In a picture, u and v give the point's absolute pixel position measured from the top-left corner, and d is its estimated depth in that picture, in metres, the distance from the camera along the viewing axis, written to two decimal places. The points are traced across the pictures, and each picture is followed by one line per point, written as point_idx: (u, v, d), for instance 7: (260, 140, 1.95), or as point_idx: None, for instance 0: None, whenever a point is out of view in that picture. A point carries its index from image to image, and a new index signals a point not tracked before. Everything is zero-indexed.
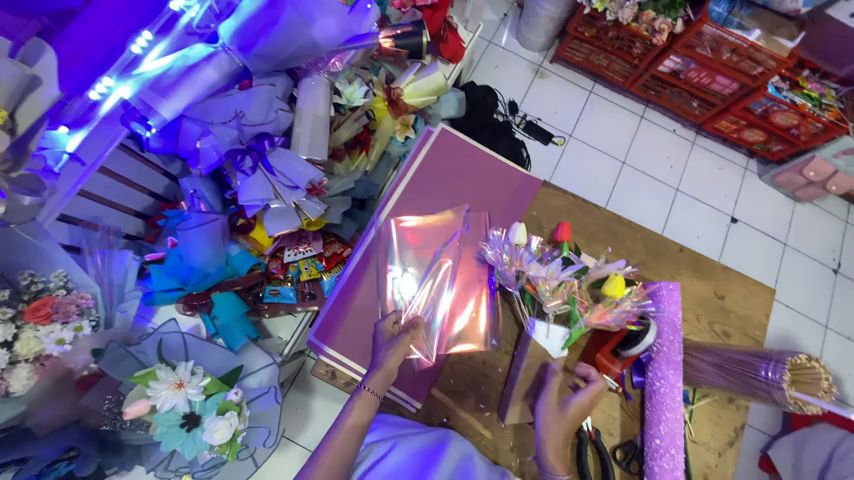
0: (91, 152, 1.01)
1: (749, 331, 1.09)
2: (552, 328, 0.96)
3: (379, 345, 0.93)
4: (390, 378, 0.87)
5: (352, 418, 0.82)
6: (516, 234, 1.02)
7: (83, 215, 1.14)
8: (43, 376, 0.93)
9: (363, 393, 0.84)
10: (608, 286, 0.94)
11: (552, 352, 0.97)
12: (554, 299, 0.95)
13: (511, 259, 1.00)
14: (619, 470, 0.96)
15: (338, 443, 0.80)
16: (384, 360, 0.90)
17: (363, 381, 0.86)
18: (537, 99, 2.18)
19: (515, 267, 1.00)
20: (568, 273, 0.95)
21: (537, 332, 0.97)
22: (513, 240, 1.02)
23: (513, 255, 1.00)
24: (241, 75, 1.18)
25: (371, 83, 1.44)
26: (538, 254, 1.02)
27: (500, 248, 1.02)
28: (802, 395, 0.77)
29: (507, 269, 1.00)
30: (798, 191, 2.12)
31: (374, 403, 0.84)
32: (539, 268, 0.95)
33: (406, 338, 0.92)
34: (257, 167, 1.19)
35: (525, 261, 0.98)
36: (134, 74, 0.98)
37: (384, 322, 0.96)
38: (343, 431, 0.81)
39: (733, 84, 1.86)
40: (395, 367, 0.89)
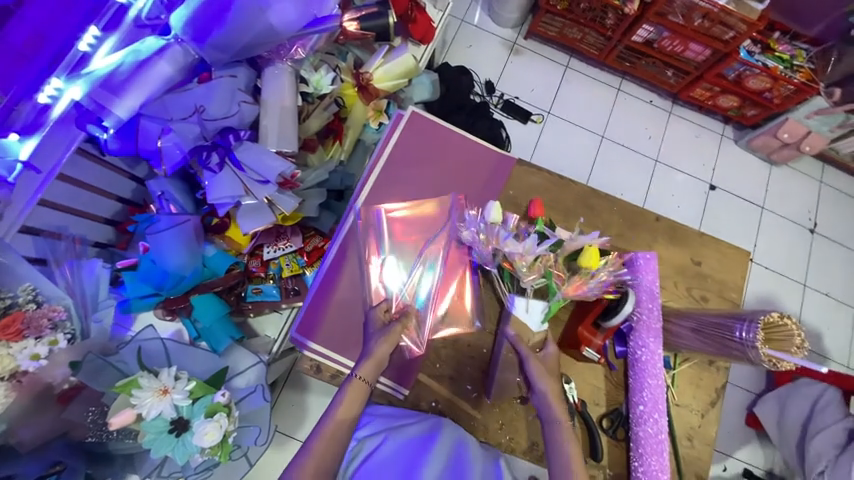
0: (47, 159, 0.96)
1: (726, 294, 1.12)
2: (531, 303, 0.97)
3: (370, 334, 0.93)
4: (380, 366, 0.87)
5: (341, 410, 0.80)
6: (492, 213, 1.00)
7: (45, 225, 1.09)
8: (21, 394, 0.89)
9: (354, 382, 0.83)
10: (583, 257, 0.94)
11: (532, 326, 0.96)
12: (531, 274, 0.96)
13: (488, 238, 1.00)
14: (606, 438, 0.98)
15: (329, 432, 0.77)
16: (375, 348, 0.89)
17: (353, 370, 0.84)
18: (513, 77, 2.15)
19: (491, 245, 1.00)
20: (543, 247, 0.95)
21: (517, 307, 0.97)
22: (489, 218, 1.00)
23: (489, 232, 1.00)
24: (199, 68, 1.14)
25: (338, 69, 1.39)
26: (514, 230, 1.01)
27: (476, 227, 1.01)
28: (776, 352, 0.79)
29: (484, 247, 1.00)
30: (773, 154, 2.15)
31: (365, 391, 0.83)
32: (515, 245, 0.95)
33: (398, 327, 0.92)
34: (224, 163, 1.15)
35: (501, 239, 0.97)
36: (83, 73, 0.94)
37: (375, 311, 0.96)
38: (336, 420, 0.79)
39: (706, 51, 1.86)
40: (385, 355, 0.88)
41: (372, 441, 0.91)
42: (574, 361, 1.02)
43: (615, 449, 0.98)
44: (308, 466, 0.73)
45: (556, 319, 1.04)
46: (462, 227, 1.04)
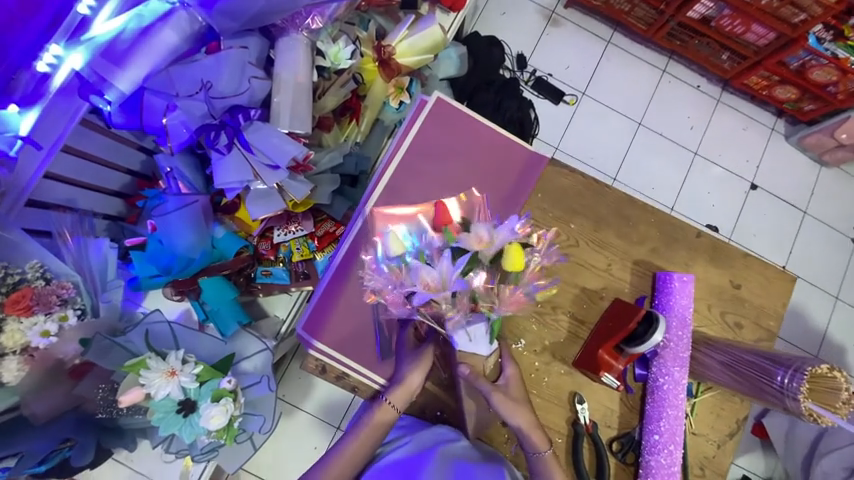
0: (46, 134, 0.90)
1: (763, 322, 1.08)
2: (472, 331, 0.86)
3: (403, 355, 0.95)
4: (411, 392, 0.90)
5: (368, 428, 0.86)
6: (391, 246, 0.82)
7: (54, 199, 1.06)
8: (34, 367, 0.91)
9: (383, 405, 0.88)
10: (504, 260, 0.77)
11: (482, 353, 0.87)
12: (462, 302, 0.81)
13: (397, 273, 0.82)
14: (614, 461, 0.98)
15: (360, 439, 0.85)
16: (408, 374, 0.92)
17: (385, 393, 0.89)
18: (547, 52, 1.96)
19: (402, 280, 0.81)
20: (460, 270, 0.78)
21: (459, 342, 0.87)
22: (390, 252, 0.83)
23: (396, 270, 0.82)
24: (209, 37, 1.03)
25: (358, 41, 1.28)
26: (425, 256, 0.81)
27: (382, 266, 0.84)
28: (817, 407, 0.80)
29: (399, 291, 0.83)
30: (826, 154, 1.95)
31: (393, 414, 0.88)
32: (427, 273, 0.77)
33: (430, 349, 0.93)
34: (233, 144, 1.08)
35: (411, 274, 0.79)
36: (83, 38, 0.86)
37: (407, 333, 0.96)
38: (368, 430, 0.86)
39: (769, 34, 1.65)
40: (418, 384, 0.91)
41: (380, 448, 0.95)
42: (590, 382, 1.00)
43: (622, 472, 0.98)
44: (333, 468, 0.82)
45: (574, 336, 1.02)
46: (370, 274, 0.86)
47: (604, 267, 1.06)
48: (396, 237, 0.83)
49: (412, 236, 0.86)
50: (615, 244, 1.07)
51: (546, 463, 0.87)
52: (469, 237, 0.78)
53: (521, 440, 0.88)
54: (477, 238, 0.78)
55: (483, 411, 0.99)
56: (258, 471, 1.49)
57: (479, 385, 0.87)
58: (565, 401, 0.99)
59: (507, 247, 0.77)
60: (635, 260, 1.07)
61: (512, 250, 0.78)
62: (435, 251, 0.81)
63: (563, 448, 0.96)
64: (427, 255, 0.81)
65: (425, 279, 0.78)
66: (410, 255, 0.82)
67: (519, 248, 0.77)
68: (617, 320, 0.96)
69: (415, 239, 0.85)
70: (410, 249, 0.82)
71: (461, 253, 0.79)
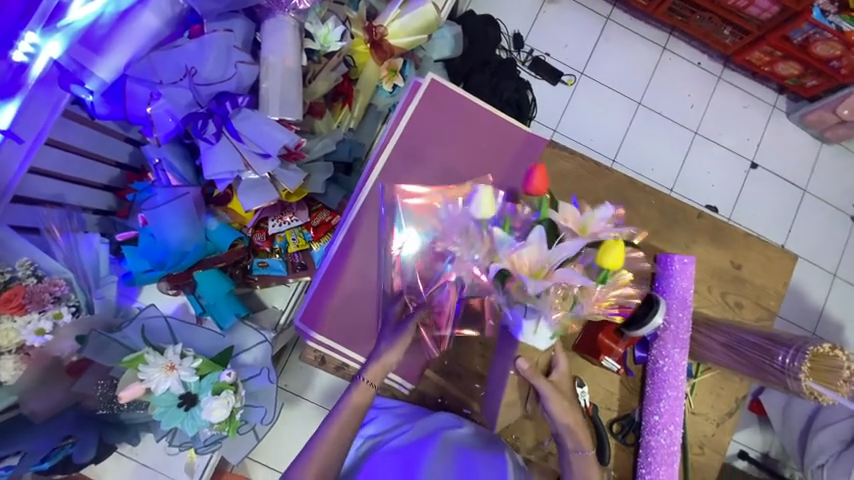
0: (29, 127, 0.86)
1: (763, 301, 1.08)
2: (541, 325, 0.80)
3: (384, 333, 0.89)
4: (388, 369, 0.84)
5: (348, 410, 0.79)
6: (479, 207, 0.80)
7: (41, 194, 1.02)
8: (31, 365, 0.90)
9: (361, 385, 0.81)
10: (607, 256, 0.75)
11: (540, 346, 0.82)
12: (555, 303, 0.76)
13: (478, 240, 0.81)
14: (614, 441, 1.00)
15: (341, 421, 0.78)
16: (385, 351, 0.85)
17: (361, 372, 0.82)
18: (545, 30, 1.90)
19: (486, 247, 0.80)
20: (559, 255, 0.74)
21: (524, 331, 0.81)
22: (477, 213, 0.80)
23: (482, 235, 0.80)
24: (191, 19, 1.01)
25: (348, 22, 1.23)
26: (510, 229, 0.80)
27: (461, 227, 0.83)
28: (817, 386, 0.80)
29: (480, 260, 0.80)
30: (827, 131, 1.92)
31: (370, 393, 0.81)
32: (520, 254, 0.74)
33: (410, 329, 0.86)
34: (221, 132, 1.05)
35: (500, 245, 0.77)
36: (61, 25, 0.83)
37: (395, 306, 0.92)
38: (345, 414, 0.79)
39: (774, 7, 1.61)
40: (395, 360, 0.85)
41: (381, 437, 0.96)
42: (589, 364, 1.01)
43: (621, 453, 1.01)
44: (316, 460, 0.75)
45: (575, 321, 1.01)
46: (447, 233, 0.84)
47: None
48: (488, 198, 0.80)
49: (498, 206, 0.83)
50: None
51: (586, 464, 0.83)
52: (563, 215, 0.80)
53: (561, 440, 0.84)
54: (572, 223, 0.79)
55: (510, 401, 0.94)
56: (264, 459, 1.51)
57: (538, 385, 0.84)
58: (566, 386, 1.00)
59: (610, 242, 0.75)
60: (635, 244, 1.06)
61: (614, 246, 0.75)
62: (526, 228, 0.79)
63: None
64: (513, 226, 0.80)
65: (515, 257, 0.76)
66: (494, 224, 0.81)
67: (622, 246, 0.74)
68: None
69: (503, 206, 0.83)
70: (497, 214, 0.81)
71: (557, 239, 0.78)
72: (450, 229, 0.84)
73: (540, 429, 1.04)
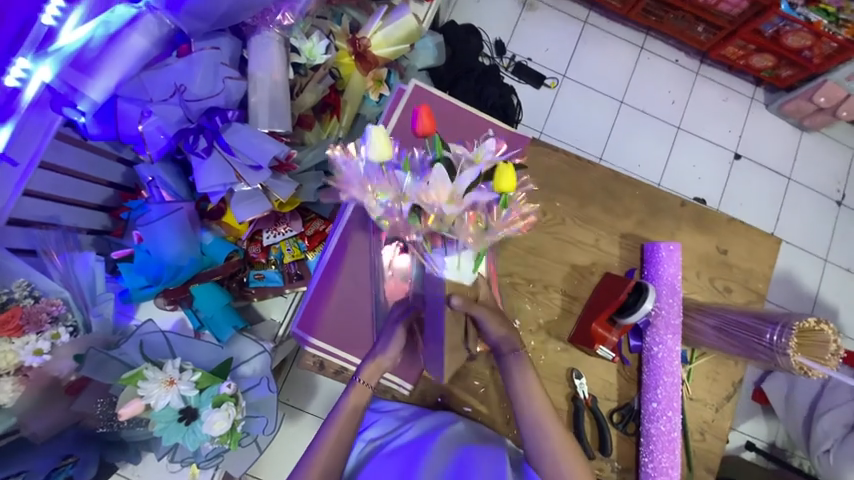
0: (23, 149, 0.89)
1: (752, 284, 1.10)
2: (461, 258, 0.83)
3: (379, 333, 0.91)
4: (383, 368, 0.85)
5: (346, 410, 0.80)
6: (374, 151, 0.72)
7: (35, 216, 1.03)
8: (29, 387, 0.89)
9: (357, 385, 0.83)
10: (500, 181, 0.71)
11: (467, 281, 0.84)
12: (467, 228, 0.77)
13: (378, 188, 0.77)
14: (615, 431, 1.00)
15: (340, 422, 0.79)
16: (382, 350, 0.87)
17: (357, 373, 0.84)
18: (525, 36, 1.95)
19: (388, 192, 0.77)
20: (462, 187, 0.72)
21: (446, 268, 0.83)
22: (373, 157, 0.72)
23: (383, 183, 0.76)
24: (178, 39, 1.04)
25: (331, 36, 1.28)
26: (406, 166, 0.77)
27: (360, 177, 0.78)
28: (805, 360, 0.83)
29: (391, 204, 0.78)
30: (806, 119, 1.97)
31: (367, 393, 0.83)
32: (430, 188, 0.72)
33: (402, 328, 0.88)
34: (212, 146, 1.07)
35: (407, 185, 0.75)
36: (51, 50, 0.85)
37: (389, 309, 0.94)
38: (344, 416, 0.80)
39: (743, 3, 1.67)
40: (390, 359, 0.87)
41: (381, 441, 0.94)
42: (586, 356, 1.03)
43: (624, 443, 1.01)
44: (318, 461, 0.76)
45: (567, 313, 1.04)
46: (346, 185, 0.80)
47: (592, 242, 1.08)
48: (381, 139, 0.71)
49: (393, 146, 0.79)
50: (602, 220, 1.09)
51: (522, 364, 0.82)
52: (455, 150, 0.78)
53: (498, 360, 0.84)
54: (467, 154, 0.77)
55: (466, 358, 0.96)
56: (268, 475, 1.50)
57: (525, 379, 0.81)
58: (564, 377, 1.01)
59: (500, 166, 0.71)
60: (622, 234, 1.08)
61: (506, 169, 0.72)
62: (425, 167, 0.77)
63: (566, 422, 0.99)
64: (413, 168, 0.77)
65: (423, 196, 0.74)
66: (395, 167, 0.76)
67: (512, 166, 0.70)
68: (610, 290, 0.99)
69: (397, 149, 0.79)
70: (393, 157, 0.76)
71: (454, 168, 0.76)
72: (350, 183, 0.79)
73: None
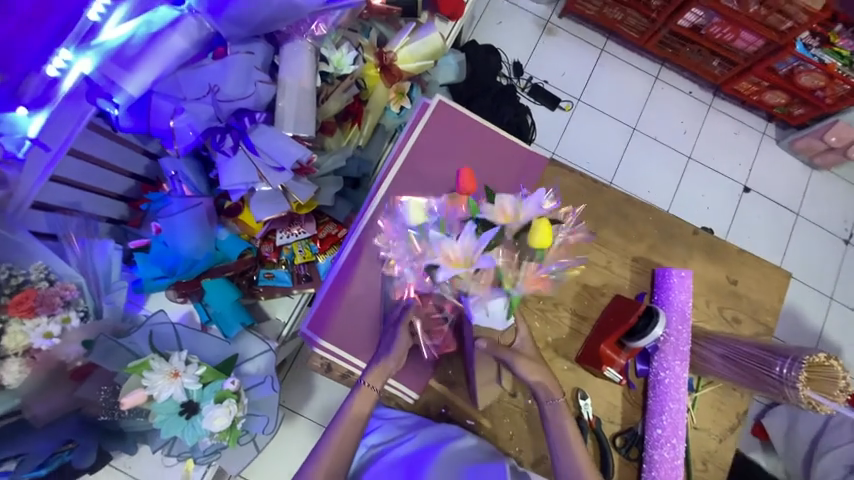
0: (55, 136, 0.93)
1: (760, 317, 1.10)
2: (490, 308, 0.83)
3: (385, 336, 0.93)
4: (388, 372, 0.87)
5: (351, 415, 0.82)
6: (411, 216, 0.87)
7: (59, 202, 1.06)
8: (36, 369, 0.89)
9: (363, 388, 0.84)
10: (533, 238, 0.80)
11: (498, 327, 0.86)
12: (484, 283, 0.80)
13: (415, 244, 0.85)
14: (618, 456, 1.00)
15: (345, 427, 0.81)
16: (387, 355, 0.89)
17: (362, 376, 0.86)
18: (543, 60, 2.01)
19: (420, 249, 0.84)
20: (485, 243, 0.78)
21: (477, 315, 0.84)
22: (409, 221, 0.87)
23: (416, 240, 0.85)
24: (215, 42, 1.08)
25: (360, 47, 1.32)
26: (442, 224, 0.84)
27: (400, 235, 0.89)
28: (814, 395, 0.84)
29: (420, 263, 0.85)
30: (816, 157, 1.99)
31: (372, 396, 0.84)
32: (449, 246, 0.79)
33: (404, 330, 0.91)
34: (238, 146, 1.11)
35: (431, 245, 0.81)
36: (93, 44, 0.88)
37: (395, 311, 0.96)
38: (349, 420, 0.81)
39: (758, 41, 1.71)
40: (394, 363, 0.88)
41: (382, 448, 0.97)
42: (593, 378, 1.03)
43: (625, 468, 1.00)
44: (323, 463, 0.77)
45: (575, 333, 1.05)
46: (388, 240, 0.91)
47: (604, 264, 1.09)
48: (416, 207, 0.88)
49: (433, 206, 0.89)
50: (614, 242, 1.10)
51: (559, 411, 0.85)
52: (496, 207, 0.82)
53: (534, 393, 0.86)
54: (502, 212, 0.82)
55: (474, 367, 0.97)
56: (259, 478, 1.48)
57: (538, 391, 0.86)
58: (568, 397, 1.01)
59: (535, 223, 0.80)
60: (634, 258, 1.10)
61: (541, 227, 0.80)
62: (458, 223, 0.83)
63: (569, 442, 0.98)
64: (448, 225, 0.83)
65: (448, 252, 0.79)
66: (431, 226, 0.84)
67: (546, 222, 0.79)
68: (619, 313, 0.99)
69: (436, 210, 0.87)
70: (432, 217, 0.86)
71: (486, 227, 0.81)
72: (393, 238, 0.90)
73: (541, 441, 1.04)
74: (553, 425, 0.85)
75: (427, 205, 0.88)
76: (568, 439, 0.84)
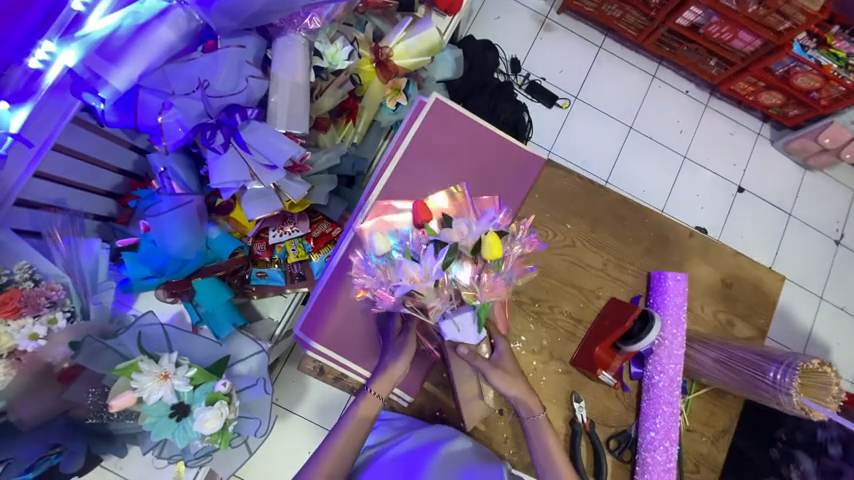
0: (39, 131, 0.87)
1: (754, 320, 1.11)
2: (458, 320, 0.87)
3: (388, 345, 0.95)
4: (394, 380, 0.90)
5: (355, 420, 0.85)
6: (379, 246, 0.89)
7: (44, 199, 1.03)
8: (21, 372, 0.88)
9: (368, 396, 0.88)
10: (483, 250, 0.83)
11: (472, 341, 0.87)
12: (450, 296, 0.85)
13: (384, 271, 0.88)
14: (611, 458, 1.00)
15: (348, 431, 0.84)
16: (392, 363, 0.92)
17: (368, 385, 0.89)
18: (541, 56, 1.98)
19: (388, 276, 0.87)
20: (442, 261, 0.82)
21: (449, 332, 0.87)
22: (376, 251, 0.89)
23: (383, 267, 0.88)
24: (205, 35, 1.05)
25: (355, 42, 1.29)
26: (407, 250, 0.87)
27: (368, 267, 0.90)
28: (808, 402, 0.86)
29: (387, 288, 0.88)
30: (810, 158, 2.00)
31: (377, 404, 0.88)
32: (411, 268, 0.82)
33: (412, 338, 0.92)
34: (230, 143, 1.08)
35: (397, 270, 0.85)
36: (77, 35, 0.85)
37: (393, 319, 0.97)
38: (353, 424, 0.85)
39: (755, 42, 1.70)
40: (400, 372, 0.91)
41: (379, 447, 0.97)
42: (587, 380, 1.03)
43: (619, 470, 1.00)
44: (324, 464, 0.81)
45: (571, 336, 1.04)
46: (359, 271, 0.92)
47: (600, 267, 1.08)
48: (382, 237, 0.89)
49: (399, 236, 0.92)
50: (611, 245, 1.10)
51: (540, 427, 0.90)
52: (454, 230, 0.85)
53: (517, 408, 0.91)
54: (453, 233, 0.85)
55: (464, 371, 0.98)
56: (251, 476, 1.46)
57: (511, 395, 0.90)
58: (563, 400, 1.01)
59: (484, 237, 0.83)
60: (630, 260, 1.09)
61: (491, 240, 0.84)
62: (422, 245, 0.86)
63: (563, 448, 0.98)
64: (412, 251, 0.86)
65: (411, 274, 0.82)
66: (397, 252, 0.87)
67: (495, 235, 0.83)
68: (615, 318, 1.00)
69: (402, 238, 0.90)
70: (396, 246, 0.88)
71: (442, 246, 0.85)
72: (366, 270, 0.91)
73: None
74: (535, 438, 0.90)
75: (392, 235, 0.92)
76: (550, 452, 0.89)
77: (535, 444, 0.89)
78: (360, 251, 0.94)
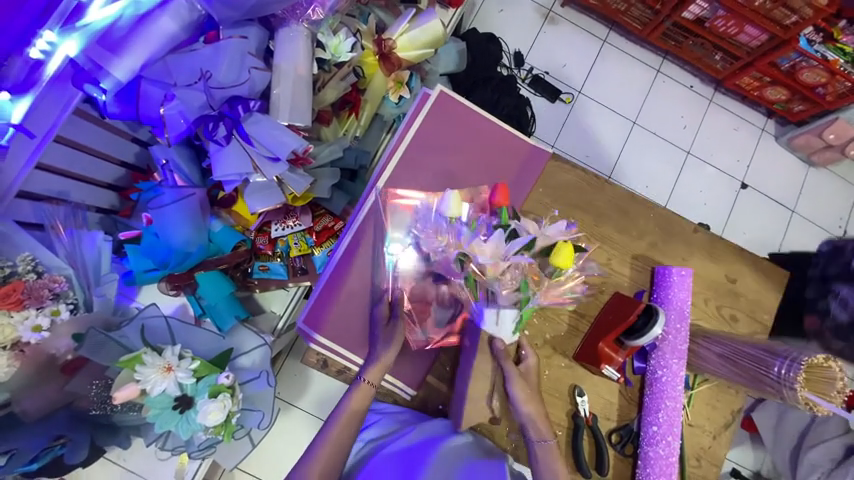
0: (40, 122, 0.87)
1: (758, 315, 1.11)
2: (500, 315, 0.88)
3: (376, 336, 0.95)
4: (385, 369, 0.91)
5: (346, 413, 0.86)
6: (450, 206, 0.89)
7: (47, 191, 1.02)
8: (25, 363, 0.88)
9: (361, 386, 0.89)
10: (556, 256, 0.84)
11: (504, 338, 0.90)
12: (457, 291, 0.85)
13: (447, 234, 0.89)
14: (613, 452, 1.01)
15: (343, 419, 0.86)
16: (382, 352, 0.92)
17: (361, 373, 0.90)
18: (544, 50, 1.97)
19: (451, 240, 0.88)
20: (513, 250, 0.83)
21: (487, 322, 0.89)
22: (446, 211, 0.89)
23: (448, 230, 0.89)
24: (206, 26, 1.05)
25: (358, 34, 1.28)
26: (473, 224, 0.89)
27: (432, 222, 0.92)
28: (812, 396, 0.85)
29: (448, 252, 0.89)
30: (814, 155, 1.99)
31: (370, 393, 0.89)
32: (481, 244, 0.84)
33: (399, 327, 0.93)
34: (231, 135, 1.07)
35: (463, 238, 0.87)
36: (79, 25, 0.83)
37: (380, 307, 0.97)
38: (344, 417, 0.86)
39: (762, 36, 1.68)
40: (391, 360, 0.92)
41: (380, 442, 0.98)
42: (590, 374, 1.03)
43: (620, 464, 1.01)
44: (320, 458, 0.82)
45: (574, 330, 1.05)
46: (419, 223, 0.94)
47: (604, 261, 1.08)
48: (457, 199, 0.90)
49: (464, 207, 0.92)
50: (616, 240, 1.09)
51: (550, 453, 0.90)
52: (527, 227, 0.88)
53: (526, 430, 0.91)
54: (530, 229, 0.88)
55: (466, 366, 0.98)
56: (253, 469, 1.47)
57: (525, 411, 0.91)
58: (566, 394, 1.02)
59: (560, 242, 0.84)
60: (634, 255, 1.09)
61: (564, 247, 0.85)
62: (488, 227, 0.88)
63: (565, 442, 0.99)
64: (479, 229, 0.88)
65: (479, 247, 0.84)
66: (463, 224, 0.89)
67: (570, 246, 0.83)
68: (619, 312, 0.99)
69: (468, 213, 0.92)
70: (465, 217, 0.90)
71: (514, 236, 0.86)
72: (427, 226, 0.92)
73: None
74: (545, 465, 0.90)
75: (463, 205, 0.92)
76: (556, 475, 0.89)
77: (540, 466, 0.90)
78: (424, 206, 0.97)
